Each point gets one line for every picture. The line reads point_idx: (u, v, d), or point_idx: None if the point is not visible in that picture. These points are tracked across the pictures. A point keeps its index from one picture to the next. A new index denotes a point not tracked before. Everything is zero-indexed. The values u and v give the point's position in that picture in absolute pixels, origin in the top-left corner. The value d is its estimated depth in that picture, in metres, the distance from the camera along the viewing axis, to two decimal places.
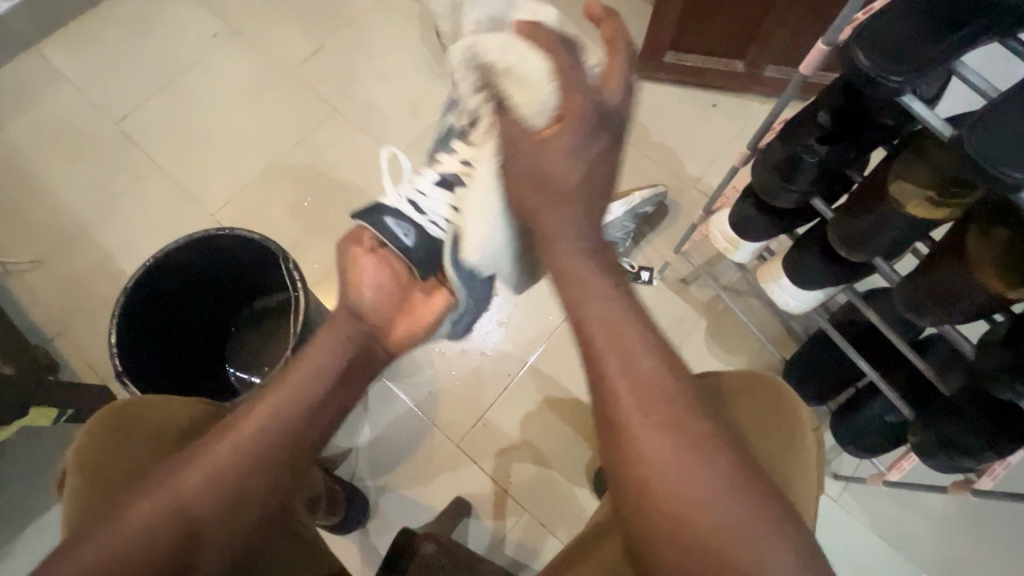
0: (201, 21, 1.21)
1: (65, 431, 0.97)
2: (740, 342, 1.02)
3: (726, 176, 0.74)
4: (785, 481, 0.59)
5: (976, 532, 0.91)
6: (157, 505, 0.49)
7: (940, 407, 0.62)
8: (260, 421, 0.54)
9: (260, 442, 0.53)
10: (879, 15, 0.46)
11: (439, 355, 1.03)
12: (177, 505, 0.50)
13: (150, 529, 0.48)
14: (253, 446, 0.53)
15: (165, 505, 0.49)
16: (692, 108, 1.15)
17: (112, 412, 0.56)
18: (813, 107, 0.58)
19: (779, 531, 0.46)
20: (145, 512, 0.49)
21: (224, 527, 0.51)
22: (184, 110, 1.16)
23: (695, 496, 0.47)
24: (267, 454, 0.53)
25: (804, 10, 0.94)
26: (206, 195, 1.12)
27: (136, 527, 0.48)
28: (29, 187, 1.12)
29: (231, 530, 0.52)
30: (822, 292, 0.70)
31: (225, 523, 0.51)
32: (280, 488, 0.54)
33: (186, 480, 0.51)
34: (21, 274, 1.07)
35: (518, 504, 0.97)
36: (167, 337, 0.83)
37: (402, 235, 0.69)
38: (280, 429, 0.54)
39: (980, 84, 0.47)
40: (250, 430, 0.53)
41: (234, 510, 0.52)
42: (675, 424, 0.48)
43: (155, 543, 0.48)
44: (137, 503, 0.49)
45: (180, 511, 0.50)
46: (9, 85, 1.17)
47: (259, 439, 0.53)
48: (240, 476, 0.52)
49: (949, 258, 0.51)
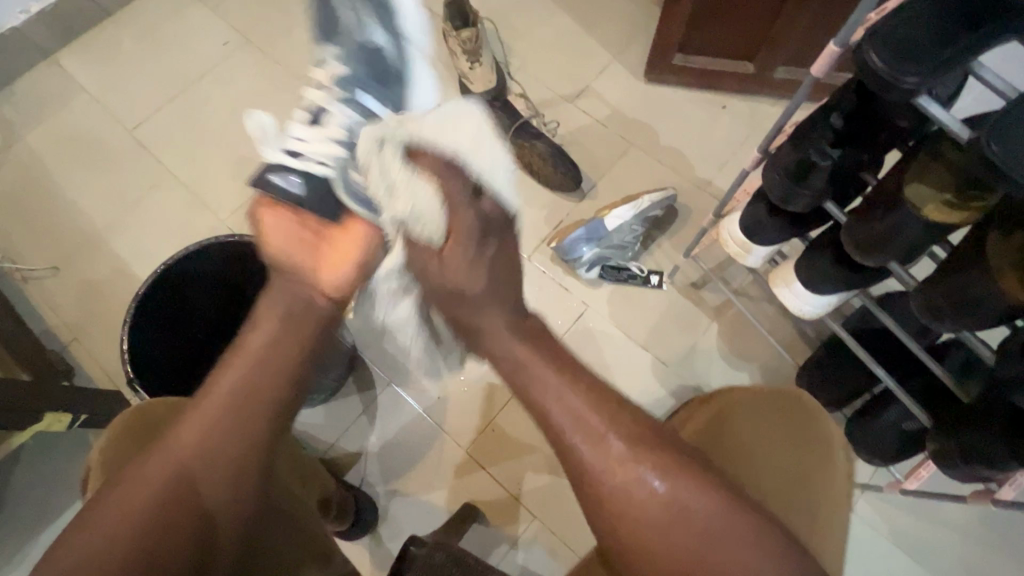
0: (212, 29, 1.23)
1: (79, 435, 0.98)
2: (752, 346, 1.01)
3: (736, 180, 0.73)
4: (809, 503, 0.58)
5: (997, 542, 0.89)
6: (152, 471, 0.48)
7: (960, 414, 0.61)
8: (239, 382, 0.53)
9: (237, 398, 0.52)
10: (893, 16, 0.45)
11: (448, 360, 1.03)
12: (170, 471, 0.48)
13: (147, 497, 0.47)
14: (231, 401, 0.52)
15: (159, 471, 0.48)
16: (702, 111, 1.14)
17: (134, 415, 0.56)
18: (825, 109, 0.57)
19: (755, 524, 0.48)
20: (142, 489, 0.47)
21: (222, 488, 0.50)
22: (196, 118, 1.18)
23: (671, 499, 0.48)
24: (248, 408, 0.51)
25: (817, 11, 0.92)
26: (217, 202, 1.13)
27: (133, 497, 0.47)
28: (45, 194, 1.14)
29: (231, 496, 0.50)
30: (836, 296, 0.69)
31: (220, 484, 0.49)
32: (267, 442, 0.52)
33: (173, 444, 0.50)
34: (37, 281, 1.09)
35: (527, 510, 0.97)
36: (180, 341, 0.84)
37: (289, 184, 0.62)
38: (256, 379, 0.53)
39: (999, 84, 0.46)
40: (232, 390, 0.52)
41: (231, 468, 0.50)
42: (647, 428, 0.51)
43: (153, 511, 0.47)
44: (133, 472, 0.48)
45: (173, 475, 0.48)
46: (26, 94, 1.19)
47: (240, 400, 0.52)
48: (228, 433, 0.51)
49: (968, 263, 0.50)
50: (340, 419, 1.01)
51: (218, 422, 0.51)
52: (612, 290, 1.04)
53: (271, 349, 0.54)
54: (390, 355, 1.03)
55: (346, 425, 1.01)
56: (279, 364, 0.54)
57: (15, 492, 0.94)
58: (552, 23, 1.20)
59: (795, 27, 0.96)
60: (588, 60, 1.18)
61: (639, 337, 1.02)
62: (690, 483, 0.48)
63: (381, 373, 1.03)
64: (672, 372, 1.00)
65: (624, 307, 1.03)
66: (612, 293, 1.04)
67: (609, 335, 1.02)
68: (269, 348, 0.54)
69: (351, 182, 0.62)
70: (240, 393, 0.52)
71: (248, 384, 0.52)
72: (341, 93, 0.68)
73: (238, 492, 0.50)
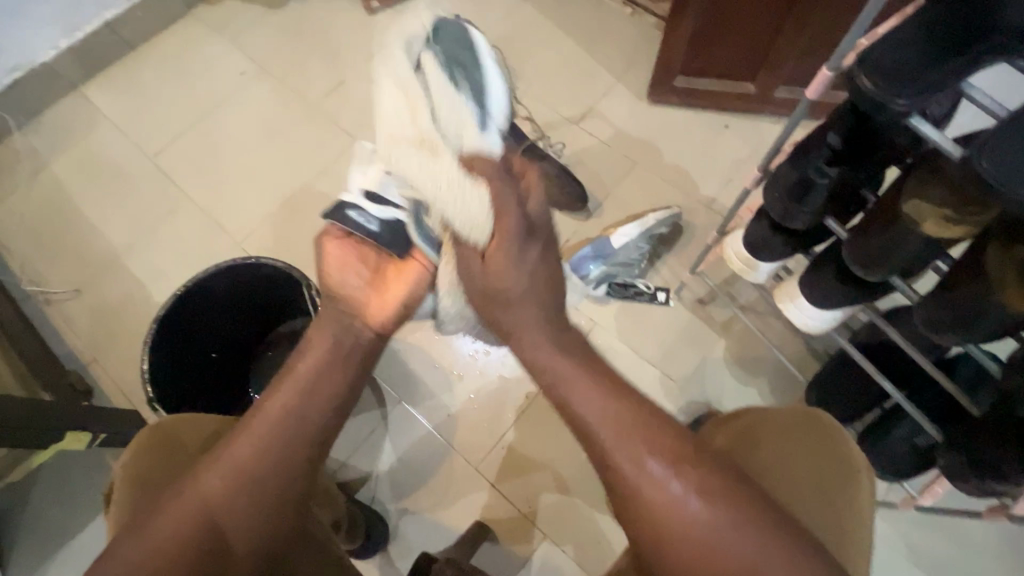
0: (231, 60, 1.28)
1: (96, 454, 1.00)
2: (760, 362, 1.01)
3: (738, 198, 0.74)
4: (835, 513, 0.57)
5: (1017, 560, 0.87)
6: (178, 520, 0.48)
7: (970, 428, 0.61)
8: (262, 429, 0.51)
9: (263, 450, 0.50)
10: (883, 42, 0.47)
11: (457, 378, 1.04)
12: (201, 522, 0.48)
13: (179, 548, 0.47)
14: (261, 455, 0.50)
15: (187, 519, 0.48)
16: (705, 130, 1.16)
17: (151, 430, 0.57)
18: (821, 128, 0.58)
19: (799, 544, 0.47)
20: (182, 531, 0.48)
21: (251, 537, 0.50)
22: (214, 144, 1.22)
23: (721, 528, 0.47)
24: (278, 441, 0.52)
25: (813, 34, 0.95)
26: (233, 225, 1.16)
27: (161, 544, 0.47)
28: (69, 219, 1.18)
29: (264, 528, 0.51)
30: (840, 311, 0.69)
31: (250, 532, 0.50)
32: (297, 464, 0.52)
33: (201, 491, 0.49)
34: (59, 303, 1.12)
35: (538, 528, 0.96)
36: (195, 362, 0.86)
37: (365, 221, 0.58)
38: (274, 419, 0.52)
39: (989, 102, 0.47)
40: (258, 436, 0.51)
41: (259, 517, 0.50)
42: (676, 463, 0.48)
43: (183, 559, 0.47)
44: (158, 515, 0.48)
45: (202, 525, 0.48)
46: (53, 124, 1.25)
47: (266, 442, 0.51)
48: (259, 487, 0.50)
49: (969, 277, 0.51)
50: (352, 437, 1.02)
51: (245, 476, 0.49)
52: (619, 307, 1.05)
53: (296, 406, 0.52)
54: (401, 373, 1.05)
55: (358, 443, 1.02)
56: (304, 410, 0.52)
57: (34, 510, 0.96)
58: (557, 48, 1.24)
59: (793, 49, 0.99)
60: (592, 82, 1.21)
61: (646, 353, 1.03)
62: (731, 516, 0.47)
63: (392, 391, 1.04)
64: (680, 388, 1.00)
65: (631, 324, 1.04)
66: (619, 310, 1.05)
67: (617, 352, 1.03)
68: (286, 407, 0.52)
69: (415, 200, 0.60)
70: (268, 446, 0.51)
71: (277, 435, 0.51)
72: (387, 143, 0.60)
73: (265, 537, 0.50)
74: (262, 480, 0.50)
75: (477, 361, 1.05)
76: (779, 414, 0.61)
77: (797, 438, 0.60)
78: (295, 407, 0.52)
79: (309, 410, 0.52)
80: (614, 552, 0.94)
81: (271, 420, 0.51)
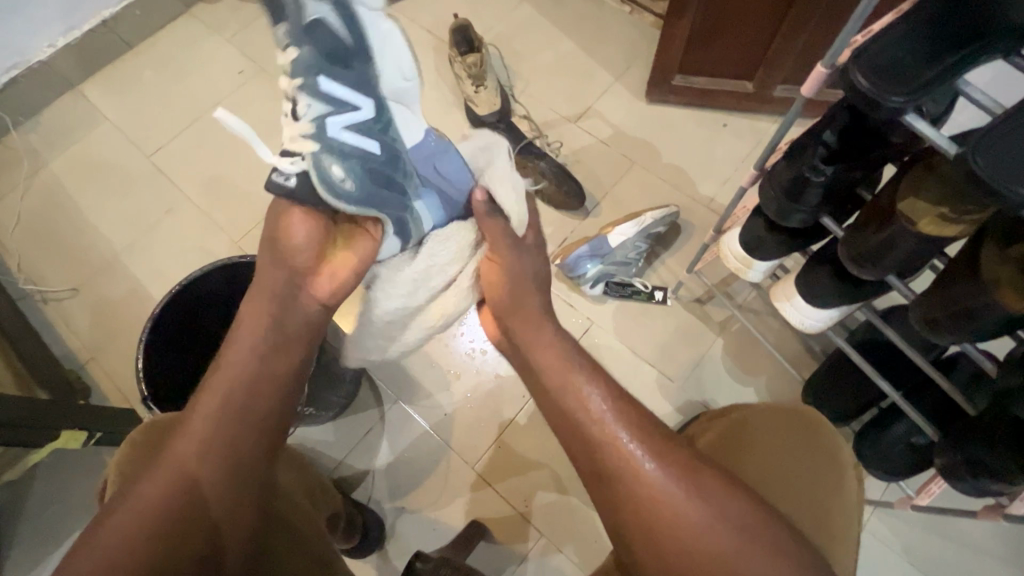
0: (229, 59, 1.28)
1: (93, 453, 1.00)
2: (758, 361, 1.00)
3: (734, 197, 0.74)
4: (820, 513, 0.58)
5: (1015, 560, 0.87)
6: (153, 489, 0.51)
7: (967, 428, 0.60)
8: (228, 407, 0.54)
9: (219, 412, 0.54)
10: (878, 37, 0.46)
11: (454, 377, 1.04)
12: (174, 490, 0.51)
13: (154, 515, 0.50)
14: (218, 419, 0.54)
15: (160, 487, 0.51)
16: (704, 129, 1.16)
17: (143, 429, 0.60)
18: (818, 126, 0.58)
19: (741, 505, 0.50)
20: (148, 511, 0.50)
21: (225, 502, 0.53)
22: (211, 143, 1.22)
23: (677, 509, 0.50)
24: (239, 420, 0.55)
25: (810, 32, 0.95)
26: (230, 224, 1.16)
27: (137, 514, 0.49)
28: (67, 219, 1.18)
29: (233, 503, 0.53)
30: (837, 310, 0.69)
31: (222, 497, 0.53)
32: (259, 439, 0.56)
33: (171, 461, 0.52)
34: (56, 302, 1.12)
35: (535, 528, 0.96)
36: (190, 360, 0.86)
37: (286, 177, 0.57)
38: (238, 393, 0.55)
39: (984, 101, 0.47)
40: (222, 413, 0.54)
41: (228, 479, 0.53)
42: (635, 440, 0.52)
43: (157, 525, 0.49)
44: (135, 488, 0.51)
45: (175, 492, 0.51)
46: (50, 123, 1.25)
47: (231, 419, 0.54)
48: (222, 447, 0.53)
49: (965, 275, 0.50)
50: (348, 437, 1.02)
51: (207, 439, 0.53)
52: (616, 307, 1.05)
53: (248, 365, 0.56)
54: (397, 373, 1.05)
55: (354, 442, 1.02)
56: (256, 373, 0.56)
57: (30, 509, 0.96)
58: (555, 47, 1.24)
59: (790, 47, 0.98)
60: (590, 81, 1.21)
61: (644, 353, 1.02)
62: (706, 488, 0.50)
63: (389, 390, 1.04)
64: (677, 387, 1.00)
65: (629, 323, 1.04)
66: (617, 310, 1.05)
67: (614, 352, 1.03)
68: (239, 366, 0.56)
69: (328, 176, 0.55)
70: (225, 410, 0.54)
71: (232, 398, 0.55)
72: (298, 73, 0.57)
73: (238, 502, 0.53)
74: (222, 441, 0.53)
75: (474, 360, 1.05)
76: (769, 411, 0.62)
77: (784, 435, 0.60)
78: (244, 370, 0.56)
79: (262, 369, 0.57)
80: (611, 551, 0.94)
81: (223, 383, 0.55)
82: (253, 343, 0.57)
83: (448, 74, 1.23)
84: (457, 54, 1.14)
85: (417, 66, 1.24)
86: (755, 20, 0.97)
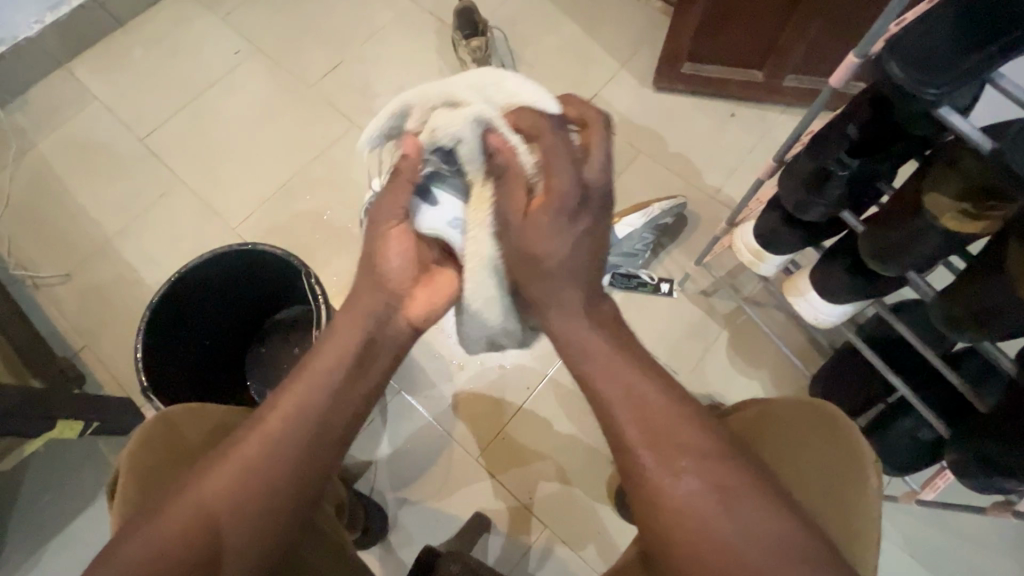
0: (225, 38, 1.24)
1: (88, 442, 0.98)
2: (763, 354, 1.00)
3: (749, 189, 0.73)
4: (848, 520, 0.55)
5: (1014, 553, 0.88)
6: (178, 514, 0.45)
7: (978, 423, 0.60)
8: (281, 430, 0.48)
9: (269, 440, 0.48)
10: (914, 26, 0.45)
11: (458, 367, 1.03)
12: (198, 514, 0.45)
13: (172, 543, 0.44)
14: (268, 445, 0.48)
15: (184, 520, 0.45)
16: (711, 119, 1.14)
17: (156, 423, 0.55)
18: (842, 118, 0.56)
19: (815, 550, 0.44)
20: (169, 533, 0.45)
21: (247, 539, 0.47)
22: (207, 125, 1.18)
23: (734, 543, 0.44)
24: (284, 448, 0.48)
25: (825, 20, 0.93)
26: (227, 209, 1.13)
27: (161, 544, 0.44)
28: (58, 202, 1.14)
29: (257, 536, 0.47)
30: (850, 305, 0.69)
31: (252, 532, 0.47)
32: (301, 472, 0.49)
33: (201, 484, 0.46)
34: (48, 288, 1.09)
35: (538, 519, 0.96)
36: (190, 349, 0.84)
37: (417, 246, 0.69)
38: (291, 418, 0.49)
39: (1020, 96, 0.45)
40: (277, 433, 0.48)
41: (265, 516, 0.47)
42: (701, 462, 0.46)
43: (176, 565, 0.44)
44: (162, 508, 0.46)
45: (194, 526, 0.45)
46: (38, 102, 1.20)
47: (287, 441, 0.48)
48: (264, 478, 0.47)
49: (988, 272, 0.50)
50: None
51: (245, 469, 0.47)
52: (622, 298, 1.04)
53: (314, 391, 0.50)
54: (400, 363, 1.04)
55: (356, 433, 1.01)
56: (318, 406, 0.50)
57: (25, 499, 0.94)
58: (560, 31, 1.21)
59: (802, 36, 0.97)
60: (596, 67, 1.18)
61: (649, 345, 1.02)
62: (755, 507, 0.45)
63: (391, 381, 1.03)
64: (683, 380, 1.00)
65: (634, 315, 1.03)
66: (622, 301, 1.04)
67: None
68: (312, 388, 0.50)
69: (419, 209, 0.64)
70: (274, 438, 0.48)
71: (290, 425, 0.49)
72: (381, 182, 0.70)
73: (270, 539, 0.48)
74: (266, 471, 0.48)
75: (477, 351, 1.04)
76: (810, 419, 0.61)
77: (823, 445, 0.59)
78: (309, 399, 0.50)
79: (331, 406, 0.50)
80: (614, 543, 0.94)
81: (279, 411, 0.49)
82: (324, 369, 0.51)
83: (451, 59, 1.20)
84: (462, 37, 1.11)
85: (419, 49, 1.21)
86: (767, 8, 0.95)
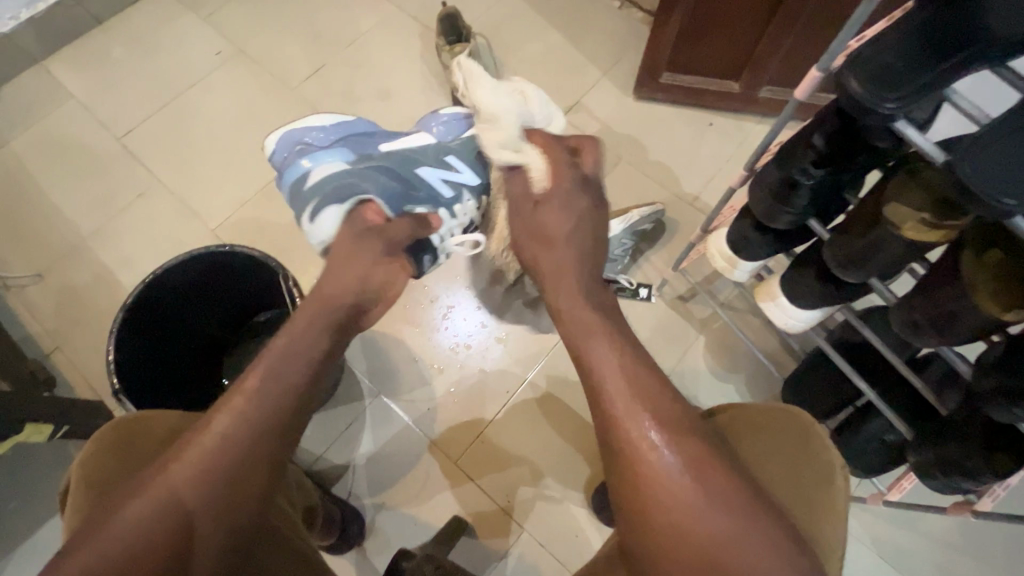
0: (207, 39, 1.23)
1: (58, 446, 0.96)
2: (738, 359, 1.02)
3: (722, 197, 0.75)
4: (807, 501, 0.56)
5: (978, 553, 0.90)
6: (140, 512, 0.45)
7: (939, 425, 0.62)
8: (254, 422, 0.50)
9: (234, 443, 0.49)
10: (872, 43, 0.47)
11: (438, 371, 1.03)
12: (162, 508, 0.46)
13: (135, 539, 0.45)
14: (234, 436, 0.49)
15: (147, 512, 0.46)
16: (690, 128, 1.16)
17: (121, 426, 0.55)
18: (808, 129, 0.59)
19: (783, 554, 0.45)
20: (126, 530, 0.45)
21: (211, 535, 0.48)
22: (188, 126, 1.17)
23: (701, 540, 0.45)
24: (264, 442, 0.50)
25: (798, 36, 0.96)
26: (207, 211, 1.12)
27: (119, 537, 0.44)
28: (31, 201, 1.12)
29: (224, 525, 0.48)
30: (820, 311, 0.70)
31: (210, 526, 0.47)
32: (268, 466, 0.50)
33: (161, 480, 0.47)
34: (18, 289, 1.07)
35: (516, 522, 0.96)
36: (163, 351, 0.83)
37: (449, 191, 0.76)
38: (260, 412, 0.50)
39: (970, 110, 0.48)
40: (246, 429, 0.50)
41: (225, 514, 0.48)
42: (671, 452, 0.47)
43: (139, 557, 0.44)
44: (121, 508, 0.46)
45: (159, 522, 0.46)
46: (13, 99, 1.18)
47: (254, 436, 0.50)
48: (232, 471, 0.48)
49: (947, 279, 0.51)
50: (328, 431, 1.00)
51: (212, 459, 0.48)
52: None
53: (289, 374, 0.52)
54: (381, 367, 1.03)
55: (334, 437, 1.00)
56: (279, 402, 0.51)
57: None
58: (543, 39, 1.23)
59: (777, 50, 0.99)
60: (579, 75, 1.20)
61: None
62: (724, 505, 0.45)
63: (370, 385, 1.03)
64: None
65: None
66: None
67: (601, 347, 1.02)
68: (269, 374, 0.52)
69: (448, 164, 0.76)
70: (231, 428, 0.49)
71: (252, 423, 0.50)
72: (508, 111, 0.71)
73: (229, 532, 0.48)
74: (219, 457, 0.48)
75: (458, 354, 1.04)
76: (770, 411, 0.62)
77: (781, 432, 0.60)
78: (273, 391, 0.51)
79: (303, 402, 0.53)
80: (591, 545, 0.95)
81: (234, 411, 0.50)
82: (293, 356, 0.53)
83: (435, 65, 1.21)
84: (445, 43, 1.12)
85: (404, 54, 1.22)
86: (744, 21, 0.97)
